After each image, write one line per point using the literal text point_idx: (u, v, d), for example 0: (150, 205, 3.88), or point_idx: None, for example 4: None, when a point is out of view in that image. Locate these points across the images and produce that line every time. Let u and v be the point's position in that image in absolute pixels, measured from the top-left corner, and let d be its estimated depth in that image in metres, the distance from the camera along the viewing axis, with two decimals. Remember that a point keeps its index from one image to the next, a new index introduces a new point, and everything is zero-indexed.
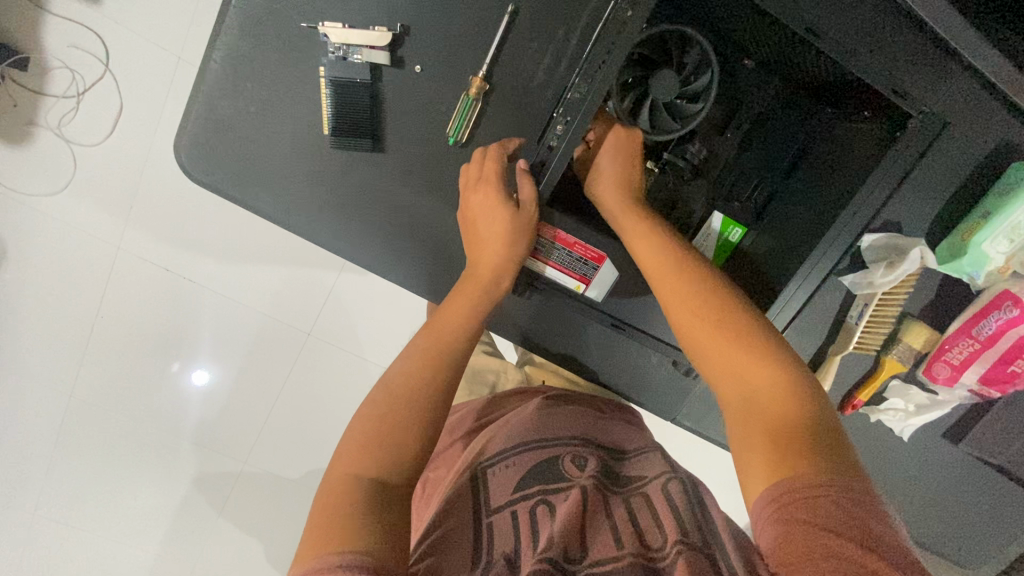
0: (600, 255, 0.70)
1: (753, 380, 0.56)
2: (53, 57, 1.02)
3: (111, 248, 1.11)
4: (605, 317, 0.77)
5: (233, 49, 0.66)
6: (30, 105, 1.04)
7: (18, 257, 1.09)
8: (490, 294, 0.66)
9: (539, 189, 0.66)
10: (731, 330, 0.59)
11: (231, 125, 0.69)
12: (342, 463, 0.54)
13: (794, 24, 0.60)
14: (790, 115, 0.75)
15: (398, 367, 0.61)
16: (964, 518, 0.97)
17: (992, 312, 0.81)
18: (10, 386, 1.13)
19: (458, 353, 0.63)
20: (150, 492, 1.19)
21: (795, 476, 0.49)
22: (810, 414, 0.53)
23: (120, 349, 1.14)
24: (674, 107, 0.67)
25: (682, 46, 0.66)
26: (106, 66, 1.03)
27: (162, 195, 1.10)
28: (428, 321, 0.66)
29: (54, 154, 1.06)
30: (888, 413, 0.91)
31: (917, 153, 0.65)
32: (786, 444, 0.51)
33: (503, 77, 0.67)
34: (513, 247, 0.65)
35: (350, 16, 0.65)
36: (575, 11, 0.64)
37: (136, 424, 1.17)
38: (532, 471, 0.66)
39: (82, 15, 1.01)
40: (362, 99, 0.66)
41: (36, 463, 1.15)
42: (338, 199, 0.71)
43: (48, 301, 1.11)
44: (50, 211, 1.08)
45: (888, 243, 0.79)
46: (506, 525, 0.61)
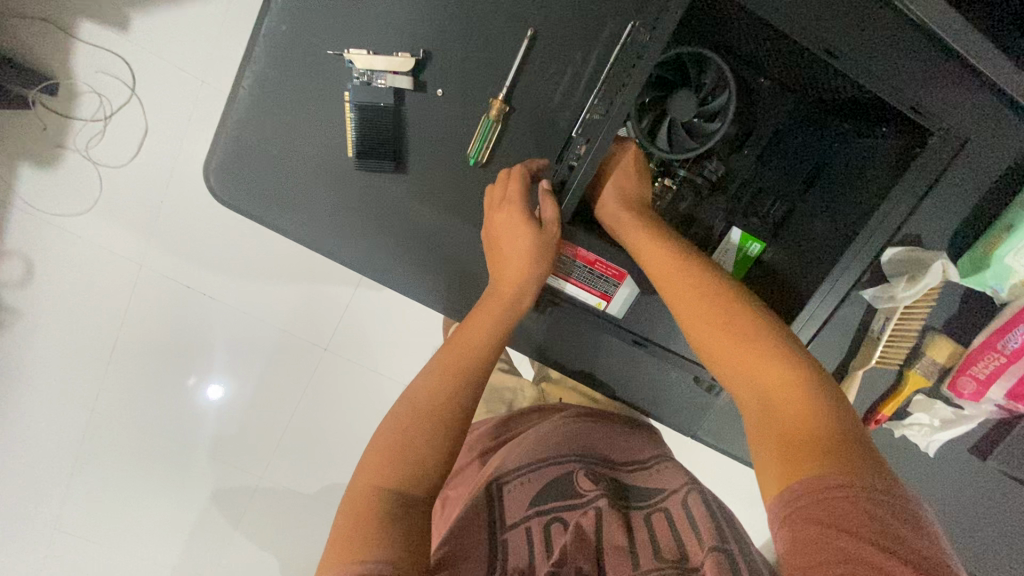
0: (622, 272, 0.70)
1: (772, 387, 0.55)
2: (82, 82, 1.06)
3: (134, 266, 1.13)
4: (627, 334, 0.77)
5: (260, 75, 0.68)
6: (60, 128, 1.07)
7: (45, 275, 1.12)
8: (514, 312, 0.65)
9: (562, 210, 0.65)
10: (751, 339, 0.57)
11: (257, 149, 0.70)
12: (364, 472, 0.53)
13: (811, 44, 0.61)
14: (807, 132, 0.74)
15: (421, 384, 0.59)
16: (993, 536, 0.95)
17: (1016, 326, 0.80)
18: (33, 400, 1.15)
19: (477, 372, 0.60)
20: (167, 505, 1.20)
21: (810, 477, 0.48)
22: (834, 419, 0.51)
23: (139, 364, 1.16)
24: (693, 127, 0.66)
25: (700, 67, 0.65)
26: (133, 90, 1.07)
27: (184, 213, 1.13)
28: (449, 339, 0.64)
29: (82, 175, 1.09)
30: (912, 429, 0.91)
31: (940, 168, 0.64)
32: (804, 449, 0.50)
33: (523, 98, 0.69)
34: (536, 266, 0.64)
35: (374, 42, 0.67)
36: (592, 37, 0.67)
37: (155, 440, 1.19)
38: (547, 487, 0.67)
39: (111, 41, 1.05)
40: (386, 122, 0.68)
41: (57, 476, 1.17)
42: (360, 218, 0.73)
43: (72, 316, 1.14)
44: (76, 230, 1.11)
45: (906, 256, 0.79)
46: (520, 540, 0.62)
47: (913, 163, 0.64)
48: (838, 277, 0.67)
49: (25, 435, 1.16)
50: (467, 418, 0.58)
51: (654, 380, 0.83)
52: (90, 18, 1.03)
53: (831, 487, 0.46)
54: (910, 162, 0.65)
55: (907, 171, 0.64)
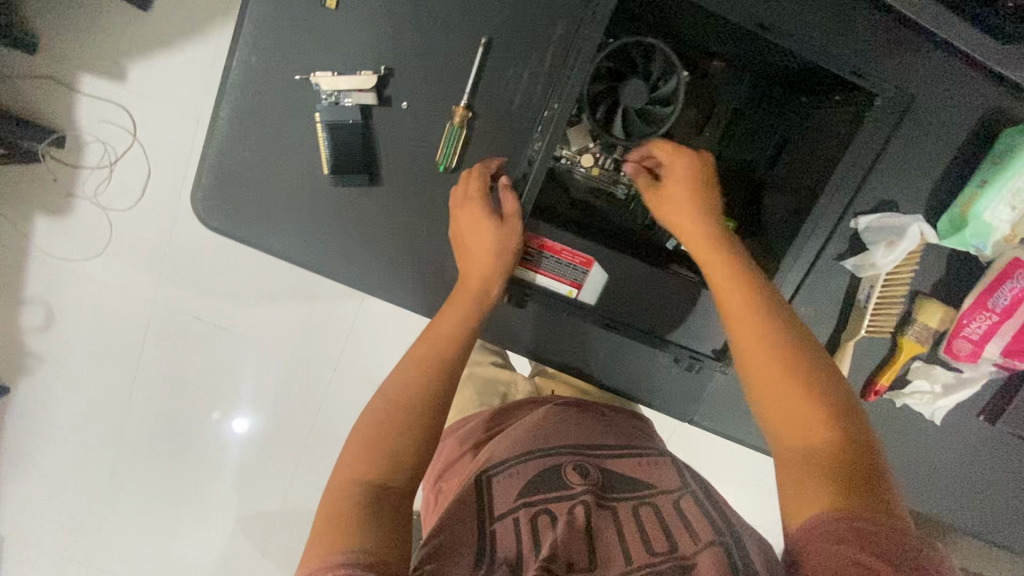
0: (589, 259, 0.72)
1: (812, 416, 0.57)
2: (87, 133, 1.13)
3: (146, 301, 1.20)
4: (600, 319, 0.78)
5: (235, 104, 0.71)
6: (70, 178, 1.14)
7: (68, 316, 1.20)
8: (481, 302, 0.67)
9: (521, 202, 0.67)
10: (796, 367, 0.59)
11: (238, 175, 0.74)
12: (342, 468, 0.55)
13: (742, 20, 0.63)
14: (764, 109, 0.76)
15: (394, 377, 0.61)
16: (1005, 500, 0.94)
17: (1005, 282, 0.80)
18: (66, 434, 1.24)
19: (449, 365, 0.62)
20: (194, 529, 1.25)
21: (850, 507, 0.51)
22: (867, 461, 0.54)
23: (160, 395, 1.23)
24: (646, 113, 0.67)
25: (646, 56, 0.65)
26: (134, 136, 1.13)
27: (189, 248, 1.18)
28: (423, 331, 0.66)
29: (93, 220, 1.16)
30: (914, 397, 0.89)
31: (888, 130, 0.64)
32: (844, 481, 0.53)
33: (484, 103, 0.72)
34: (499, 259, 0.66)
35: (338, 64, 0.70)
36: (544, 38, 0.70)
37: (186, 472, 1.24)
38: (534, 480, 0.68)
39: (112, 92, 1.11)
40: (355, 138, 0.71)
41: (94, 506, 1.25)
42: (339, 232, 0.76)
43: (95, 353, 1.22)
44: (91, 272, 1.18)
45: (881, 223, 0.79)
46: (508, 532, 0.62)
47: (860, 126, 0.64)
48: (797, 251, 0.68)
49: (64, 468, 1.25)
50: (442, 408, 0.60)
51: (642, 367, 0.84)
52: (90, 73, 1.10)
53: (869, 523, 0.49)
54: (857, 126, 0.65)
55: (855, 135, 0.64)
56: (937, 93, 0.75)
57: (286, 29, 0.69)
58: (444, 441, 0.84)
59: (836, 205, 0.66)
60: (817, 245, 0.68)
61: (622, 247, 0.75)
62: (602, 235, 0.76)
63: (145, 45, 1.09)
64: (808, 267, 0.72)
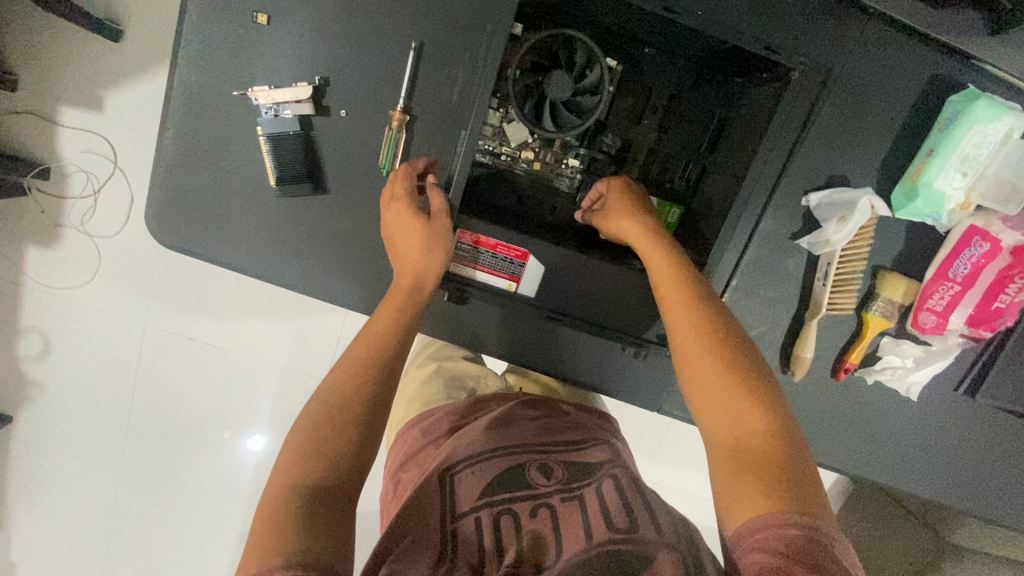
0: (523, 252, 0.72)
1: (747, 422, 0.58)
2: (70, 163, 1.13)
3: (136, 324, 1.23)
4: (541, 309, 0.76)
5: (180, 123, 0.73)
6: (56, 209, 1.15)
7: (63, 342, 1.24)
8: (416, 298, 0.68)
9: (449, 199, 0.69)
10: (731, 371, 0.60)
11: (189, 192, 0.76)
12: (281, 471, 0.55)
13: (650, 5, 0.63)
14: (700, 91, 0.76)
15: (332, 379, 0.62)
16: (983, 473, 0.92)
17: (963, 251, 0.79)
18: (75, 454, 1.30)
19: (383, 364, 0.64)
20: (209, 535, 1.34)
21: (779, 512, 0.52)
22: (797, 464, 0.56)
23: (166, 416, 1.29)
24: (573, 104, 0.68)
25: (568, 47, 0.67)
26: (115, 163, 1.14)
27: (174, 270, 1.19)
28: (360, 332, 0.67)
29: (80, 249, 1.18)
30: (885, 373, 0.87)
31: (808, 103, 0.66)
32: (775, 486, 0.54)
33: (420, 105, 0.73)
34: (430, 257, 0.68)
35: (276, 78, 0.72)
36: (476, 36, 0.70)
37: (208, 487, 1.32)
38: (498, 478, 0.66)
39: (90, 122, 1.11)
40: (297, 149, 0.73)
41: (116, 518, 1.34)
42: (291, 241, 0.78)
43: (92, 376, 1.26)
44: (81, 299, 1.21)
45: (830, 199, 0.78)
46: (470, 533, 0.61)
47: (782, 100, 0.67)
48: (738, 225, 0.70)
49: (79, 484, 1.32)
50: (378, 408, 0.61)
51: (604, 365, 0.81)
52: (68, 105, 1.10)
53: (794, 527, 0.51)
54: (779, 100, 0.67)
55: (778, 110, 0.67)
56: (876, 61, 0.74)
57: (222, 47, 0.71)
58: (407, 432, 0.84)
59: (767, 177, 0.69)
60: (751, 219, 0.71)
61: (565, 237, 0.76)
62: (546, 231, 0.75)
63: (117, 72, 1.08)
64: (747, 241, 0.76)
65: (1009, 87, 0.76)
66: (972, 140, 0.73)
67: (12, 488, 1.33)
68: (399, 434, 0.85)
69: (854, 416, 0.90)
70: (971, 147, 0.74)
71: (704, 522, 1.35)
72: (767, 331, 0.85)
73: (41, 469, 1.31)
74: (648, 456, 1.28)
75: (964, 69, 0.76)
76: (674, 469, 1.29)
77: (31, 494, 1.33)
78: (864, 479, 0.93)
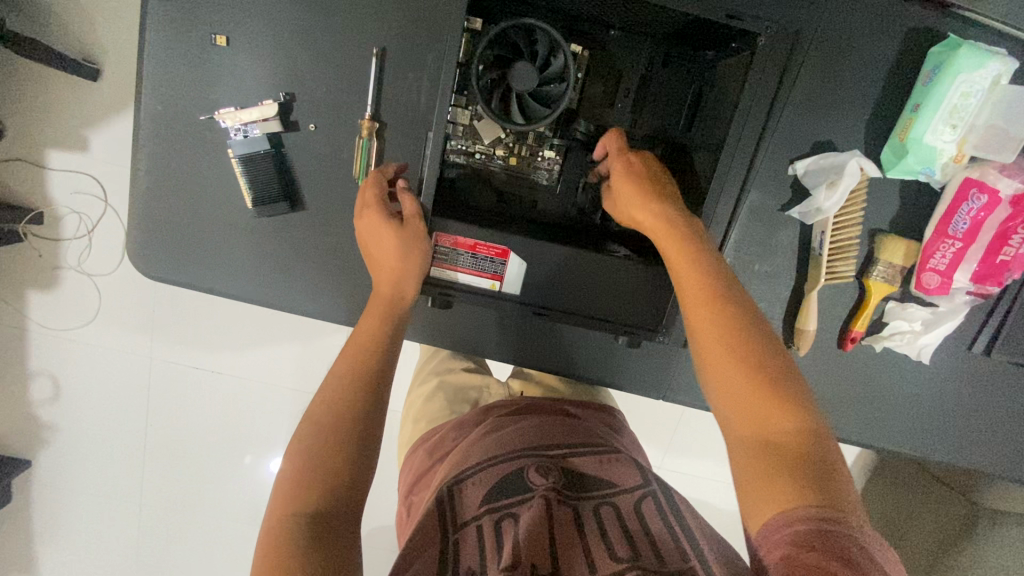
0: (503, 249, 0.71)
1: (774, 418, 0.55)
2: (62, 207, 1.13)
3: (140, 358, 1.23)
4: (527, 306, 0.74)
5: (153, 153, 0.73)
6: (52, 252, 1.15)
7: (70, 383, 1.25)
8: (395, 306, 0.67)
9: (420, 202, 0.68)
10: (755, 364, 0.58)
11: (168, 221, 0.76)
12: (278, 501, 0.53)
13: None
14: (672, 70, 0.74)
15: (321, 397, 0.60)
16: (1006, 433, 0.89)
17: (961, 205, 0.76)
18: (93, 491, 1.31)
19: (370, 375, 0.62)
20: (236, 561, 1.36)
21: (806, 509, 0.50)
22: (831, 464, 0.53)
23: (177, 446, 1.29)
24: (541, 93, 0.67)
25: (528, 36, 0.65)
26: (106, 201, 1.12)
27: (172, 302, 1.19)
28: (343, 347, 0.66)
29: (79, 290, 1.18)
30: (894, 339, 0.85)
31: (777, 70, 0.65)
32: (800, 483, 0.52)
33: (389, 112, 0.72)
34: (408, 261, 0.67)
35: (241, 99, 0.71)
36: (436, 37, 0.70)
37: (233, 511, 1.32)
38: (500, 482, 0.62)
39: (76, 163, 1.10)
40: (269, 168, 0.72)
41: (141, 551, 1.35)
42: (275, 260, 0.78)
43: (102, 414, 1.27)
44: (83, 339, 1.22)
45: (818, 165, 0.76)
46: (471, 541, 0.56)
47: (752, 69, 0.65)
48: (717, 199, 0.71)
49: (100, 520, 1.33)
50: (371, 420, 0.60)
51: (604, 352, 0.81)
52: (55, 148, 1.09)
53: (824, 523, 0.48)
54: (749, 69, 0.66)
55: (748, 79, 0.66)
56: (848, 19, 0.72)
57: (183, 73, 0.71)
58: (414, 452, 0.79)
59: (745, 149, 0.68)
60: (733, 194, 0.71)
61: (548, 230, 0.74)
62: (527, 227, 0.74)
63: (97, 110, 1.07)
64: (733, 215, 0.75)
65: (992, 32, 0.74)
66: (959, 89, 0.70)
67: (37, 531, 1.34)
68: (407, 456, 0.81)
69: (866, 386, 0.88)
70: (959, 97, 0.71)
71: (729, 507, 1.32)
72: (766, 307, 0.83)
73: (62, 510, 1.32)
74: (663, 445, 1.25)
75: (941, 18, 0.73)
76: (692, 457, 1.27)
77: (55, 535, 1.34)
78: (884, 450, 0.90)
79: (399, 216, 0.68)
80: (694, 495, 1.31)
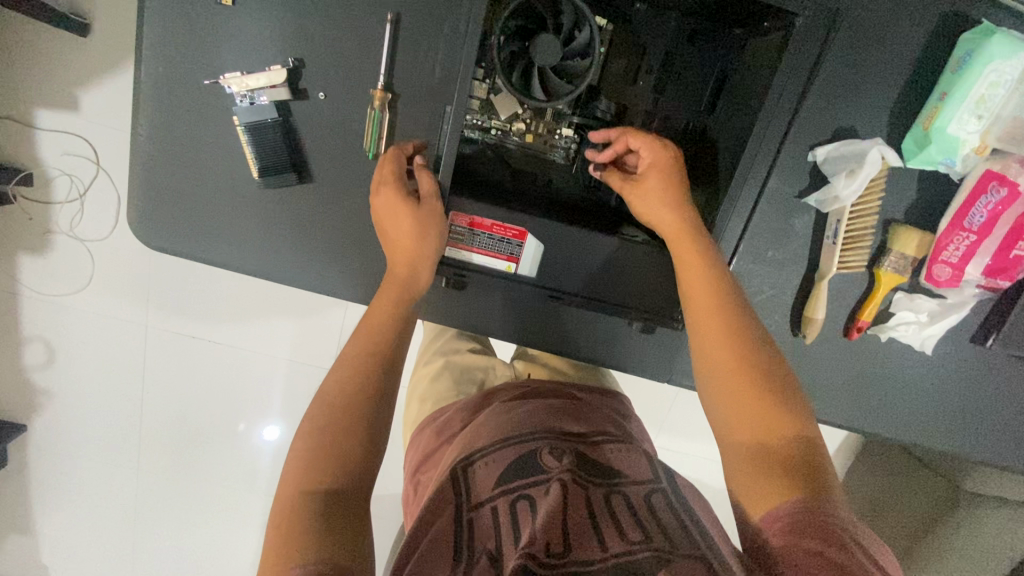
0: (521, 231, 0.69)
1: (763, 421, 0.58)
2: (52, 168, 1.09)
3: (138, 326, 1.21)
4: (541, 291, 0.74)
5: (153, 118, 0.70)
6: (43, 215, 1.12)
7: (67, 349, 1.23)
8: (409, 288, 0.66)
9: (438, 180, 0.68)
10: (748, 369, 0.61)
11: (169, 190, 0.73)
12: (290, 478, 0.53)
13: None
14: (698, 49, 0.71)
15: (333, 378, 0.59)
16: (1002, 423, 0.91)
17: (979, 198, 0.76)
18: (91, 455, 1.31)
19: (381, 355, 0.62)
20: (234, 526, 1.37)
21: (797, 499, 0.53)
22: (819, 462, 0.57)
23: (176, 414, 1.29)
24: (564, 70, 0.64)
25: (554, 8, 0.62)
26: (99, 164, 1.09)
27: (170, 270, 1.17)
28: (355, 327, 0.65)
29: (72, 253, 1.15)
30: (900, 329, 0.85)
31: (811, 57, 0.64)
32: (791, 478, 0.55)
33: (403, 82, 0.69)
34: (423, 243, 0.65)
35: (247, 64, 0.68)
36: (455, 3, 0.67)
37: (230, 476, 1.34)
38: (514, 464, 0.62)
39: (69, 123, 1.06)
40: (276, 138, 0.70)
41: (139, 515, 1.36)
42: (281, 233, 0.76)
43: (99, 380, 1.26)
44: (79, 304, 1.19)
45: (839, 151, 0.75)
46: (487, 521, 0.57)
47: (784, 53, 0.64)
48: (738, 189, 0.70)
49: (98, 483, 1.34)
50: (383, 402, 0.59)
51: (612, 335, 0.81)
52: (45, 107, 1.05)
53: (816, 515, 0.51)
54: (782, 53, 0.64)
55: (780, 63, 0.64)
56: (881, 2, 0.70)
57: (185, 34, 0.67)
58: (421, 433, 0.79)
59: (769, 136, 0.68)
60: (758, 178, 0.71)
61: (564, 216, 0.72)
62: (542, 208, 0.73)
63: (90, 68, 1.03)
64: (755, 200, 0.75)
65: None
66: (989, 78, 0.68)
67: (35, 493, 1.34)
68: (413, 438, 0.81)
69: (869, 374, 0.89)
70: (988, 86, 0.69)
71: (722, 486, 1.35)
72: (777, 295, 0.83)
73: (60, 474, 1.33)
74: (660, 424, 1.27)
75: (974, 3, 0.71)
76: (688, 436, 1.29)
77: (54, 497, 1.34)
78: (882, 437, 0.92)
79: (416, 194, 0.67)
80: (689, 474, 1.34)
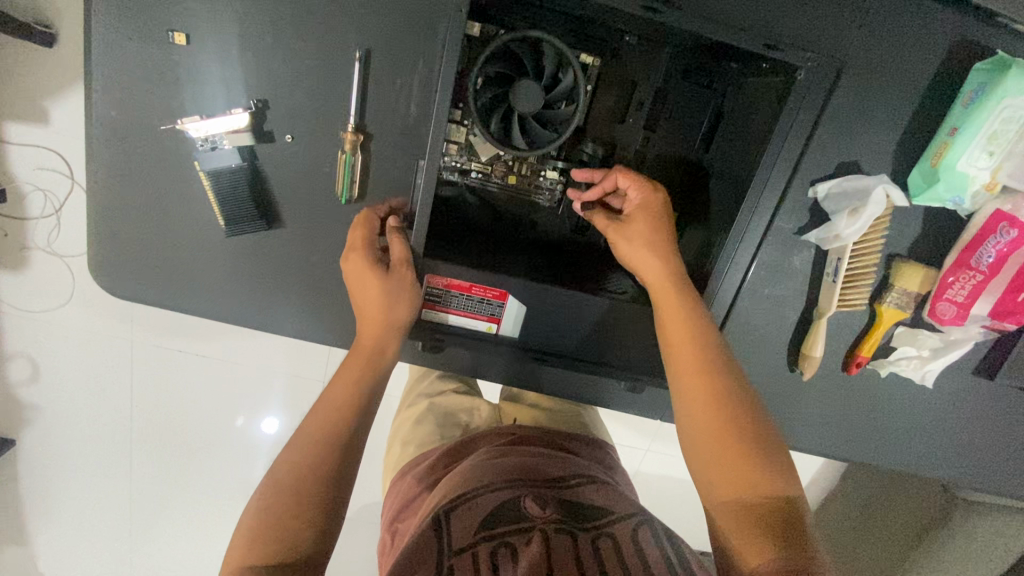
0: (502, 292, 0.67)
1: (749, 480, 0.55)
2: (24, 182, 1.00)
3: (123, 347, 1.17)
4: (523, 348, 0.72)
5: (111, 162, 0.65)
6: (19, 230, 1.04)
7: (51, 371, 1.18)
8: (376, 363, 0.63)
9: (411, 245, 0.63)
10: (733, 426, 0.58)
11: (131, 236, 0.69)
12: (237, 552, 0.52)
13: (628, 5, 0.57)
14: (692, 83, 0.66)
15: (285, 458, 0.57)
16: (1003, 455, 0.88)
17: (987, 238, 0.72)
18: (80, 477, 1.29)
19: (354, 421, 0.59)
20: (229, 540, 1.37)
21: (788, 559, 0.50)
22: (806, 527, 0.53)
23: (164, 435, 1.26)
24: (545, 115, 0.60)
25: (534, 51, 0.58)
26: (73, 178, 1.01)
27: None
28: (314, 403, 0.61)
29: (51, 270, 1.08)
30: (899, 364, 0.82)
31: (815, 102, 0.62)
32: (781, 538, 0.51)
33: (376, 123, 0.65)
34: (392, 314, 0.62)
35: (206, 104, 0.63)
36: (429, 38, 0.61)
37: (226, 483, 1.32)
38: (496, 510, 0.59)
39: (38, 137, 0.98)
40: (242, 184, 0.66)
41: (133, 532, 1.36)
42: (253, 279, 0.72)
43: (85, 402, 1.21)
44: (63, 322, 1.14)
45: (841, 190, 0.70)
46: (465, 569, 0.53)
47: (788, 96, 0.61)
48: (733, 240, 0.67)
49: (89, 503, 1.32)
50: (339, 482, 0.56)
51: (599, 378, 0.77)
52: (11, 119, 0.97)
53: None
54: (784, 97, 0.62)
55: (785, 105, 0.62)
56: (887, 32, 0.65)
57: (139, 73, 0.62)
58: (400, 481, 0.76)
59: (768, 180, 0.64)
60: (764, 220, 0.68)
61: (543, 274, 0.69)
62: (522, 264, 0.69)
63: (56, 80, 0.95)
64: (755, 243, 0.70)
65: None
66: (1004, 112, 0.63)
67: (25, 514, 1.33)
68: (393, 484, 0.78)
69: (867, 408, 0.86)
70: (1002, 121, 0.64)
71: None
72: (773, 333, 0.80)
73: (50, 493, 1.31)
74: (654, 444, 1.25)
75: (988, 29, 0.66)
76: None
77: (45, 518, 1.33)
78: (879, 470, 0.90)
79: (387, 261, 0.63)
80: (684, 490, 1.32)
